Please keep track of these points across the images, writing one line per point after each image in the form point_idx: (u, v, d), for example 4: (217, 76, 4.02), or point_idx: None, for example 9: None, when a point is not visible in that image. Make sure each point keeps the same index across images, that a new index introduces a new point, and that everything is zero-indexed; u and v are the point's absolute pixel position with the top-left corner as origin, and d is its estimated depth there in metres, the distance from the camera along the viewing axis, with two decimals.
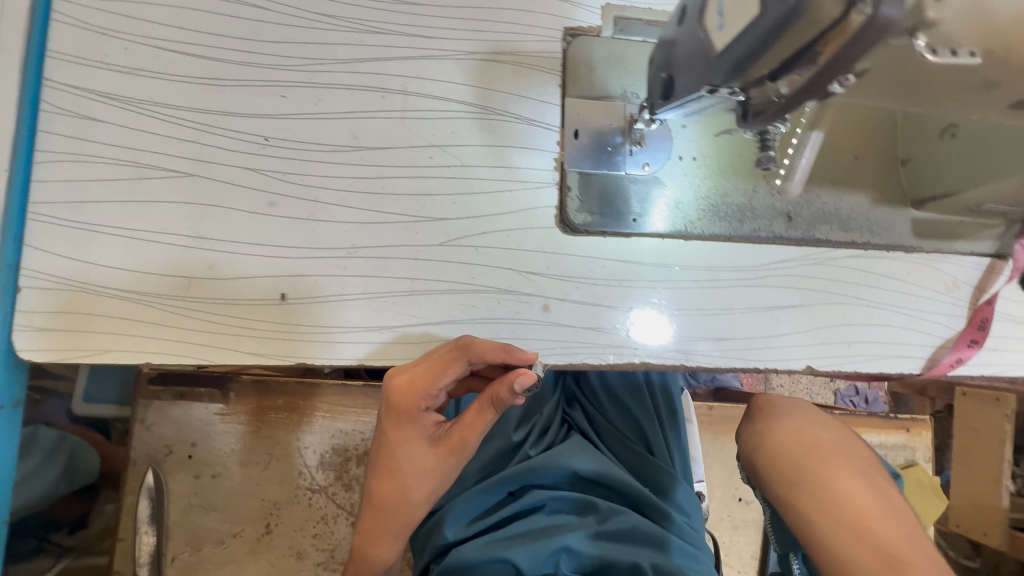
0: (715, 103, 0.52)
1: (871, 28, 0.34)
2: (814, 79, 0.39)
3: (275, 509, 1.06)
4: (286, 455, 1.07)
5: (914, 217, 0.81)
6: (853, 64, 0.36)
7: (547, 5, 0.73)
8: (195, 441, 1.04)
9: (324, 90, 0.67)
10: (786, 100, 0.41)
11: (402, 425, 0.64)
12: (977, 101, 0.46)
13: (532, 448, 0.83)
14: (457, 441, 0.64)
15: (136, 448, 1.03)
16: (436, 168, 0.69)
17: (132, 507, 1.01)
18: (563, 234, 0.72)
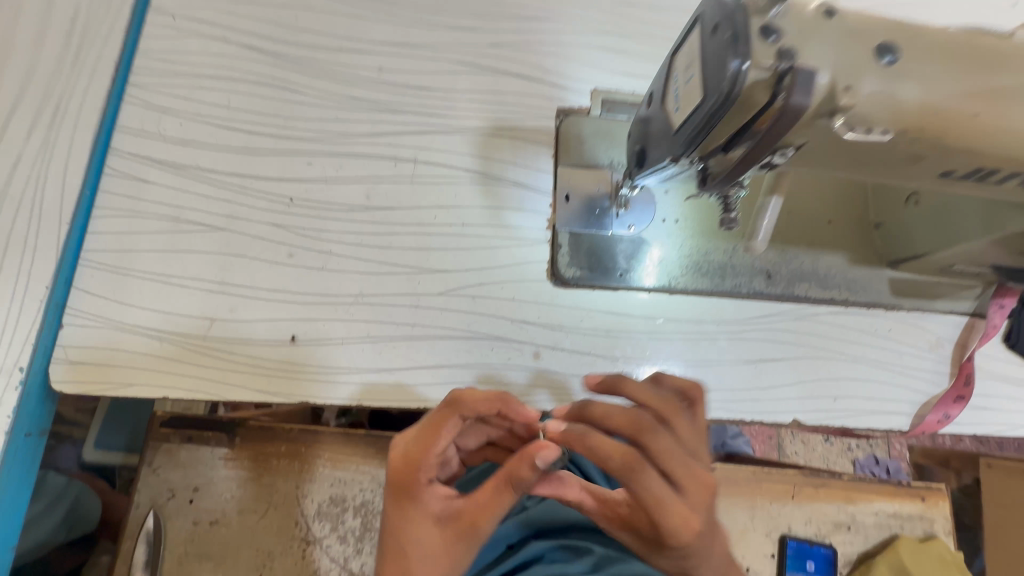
0: (680, 171, 0.60)
1: (787, 114, 0.42)
2: (751, 152, 0.47)
3: (269, 560, 1.06)
4: (284, 504, 1.07)
5: (891, 276, 0.85)
6: (780, 138, 0.45)
7: (542, 91, 0.85)
8: (198, 485, 1.05)
9: (345, 159, 0.77)
10: (735, 166, 0.50)
11: (407, 506, 0.59)
12: (911, 171, 0.52)
13: (529, 499, 0.84)
14: (468, 522, 0.58)
15: (141, 491, 1.05)
16: (440, 225, 0.77)
17: (128, 553, 1.03)
18: (554, 287, 0.78)
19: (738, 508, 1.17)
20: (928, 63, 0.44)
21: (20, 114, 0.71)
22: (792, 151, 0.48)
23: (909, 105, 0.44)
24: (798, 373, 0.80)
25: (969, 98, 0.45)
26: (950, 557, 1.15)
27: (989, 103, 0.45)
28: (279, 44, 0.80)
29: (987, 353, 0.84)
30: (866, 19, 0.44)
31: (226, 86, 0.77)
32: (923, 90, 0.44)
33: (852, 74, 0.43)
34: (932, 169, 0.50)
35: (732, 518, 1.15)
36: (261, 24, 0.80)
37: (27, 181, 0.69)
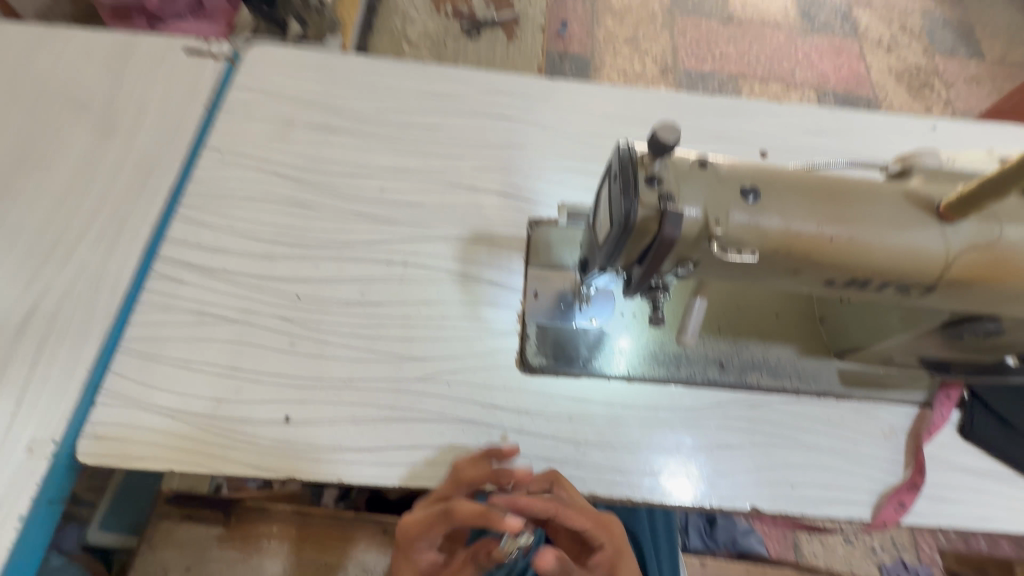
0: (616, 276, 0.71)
1: (664, 240, 0.55)
2: (651, 265, 0.59)
3: None
4: None
5: (840, 366, 0.90)
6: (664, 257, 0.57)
7: (516, 205, 1.01)
8: (190, 565, 1.09)
9: (347, 262, 0.92)
10: (643, 275, 0.61)
11: (408, 558, 0.75)
12: (798, 280, 0.62)
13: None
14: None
15: (136, 569, 1.09)
16: (422, 318, 0.89)
17: None
18: (522, 374, 0.87)
19: None
20: (786, 200, 0.57)
21: (92, 230, 0.89)
22: (689, 266, 0.60)
23: (770, 231, 0.56)
24: (755, 460, 0.85)
25: (825, 226, 0.57)
26: None
27: (843, 229, 0.57)
28: (302, 171, 0.99)
29: (943, 443, 0.88)
30: (733, 168, 0.58)
31: (256, 205, 0.95)
32: (782, 221, 0.56)
33: (720, 210, 0.56)
34: (813, 278, 0.60)
35: None
36: (289, 156, 1.00)
37: (88, 282, 0.85)
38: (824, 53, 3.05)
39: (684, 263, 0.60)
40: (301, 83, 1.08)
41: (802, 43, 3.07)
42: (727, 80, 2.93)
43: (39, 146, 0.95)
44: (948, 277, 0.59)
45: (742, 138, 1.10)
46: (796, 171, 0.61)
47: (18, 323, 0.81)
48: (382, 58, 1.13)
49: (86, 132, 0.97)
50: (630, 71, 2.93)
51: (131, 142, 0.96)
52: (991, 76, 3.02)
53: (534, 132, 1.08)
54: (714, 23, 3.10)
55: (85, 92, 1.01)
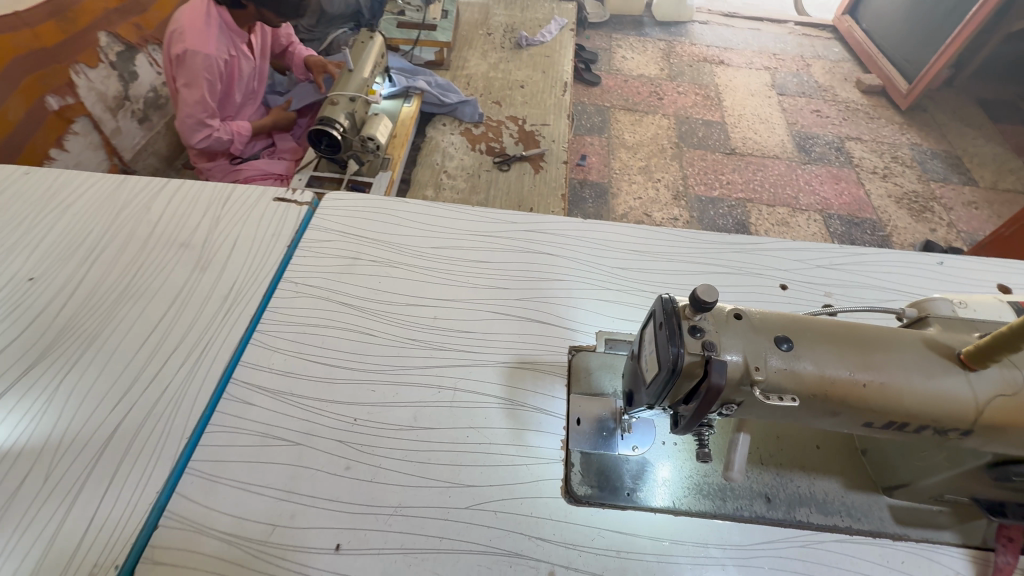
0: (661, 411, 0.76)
1: (710, 389, 0.60)
2: (697, 409, 0.64)
3: None
4: None
5: (889, 503, 0.90)
6: (712, 403, 0.62)
7: (557, 333, 1.09)
8: None
9: (401, 386, 0.99)
10: (689, 416, 0.66)
11: None
12: (839, 421, 0.66)
13: None
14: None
15: None
16: (470, 444, 0.93)
17: None
18: (567, 503, 0.88)
19: None
20: (818, 348, 0.64)
21: (178, 354, 0.99)
22: (733, 405, 0.65)
23: (807, 377, 0.62)
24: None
25: (858, 372, 0.62)
26: None
27: (875, 375, 0.62)
28: (364, 300, 1.11)
29: None
30: (766, 318, 0.66)
31: (322, 330, 1.05)
32: (817, 367, 0.62)
33: (759, 357, 0.62)
34: (852, 420, 0.65)
35: None
36: (354, 287, 1.13)
37: (169, 404, 0.92)
38: (824, 180, 3.33)
39: (727, 404, 0.65)
40: (368, 224, 1.25)
41: (801, 173, 3.37)
42: (735, 205, 3.18)
43: (143, 279, 1.09)
44: (981, 422, 0.63)
45: (762, 271, 1.21)
46: (823, 320, 0.68)
47: (101, 443, 0.88)
48: (437, 202, 1.32)
49: (184, 267, 1.12)
50: (645, 196, 3.22)
51: (222, 275, 1.11)
52: (989, 200, 3.21)
53: (571, 266, 1.20)
54: (718, 156, 3.44)
55: (187, 232, 1.18)
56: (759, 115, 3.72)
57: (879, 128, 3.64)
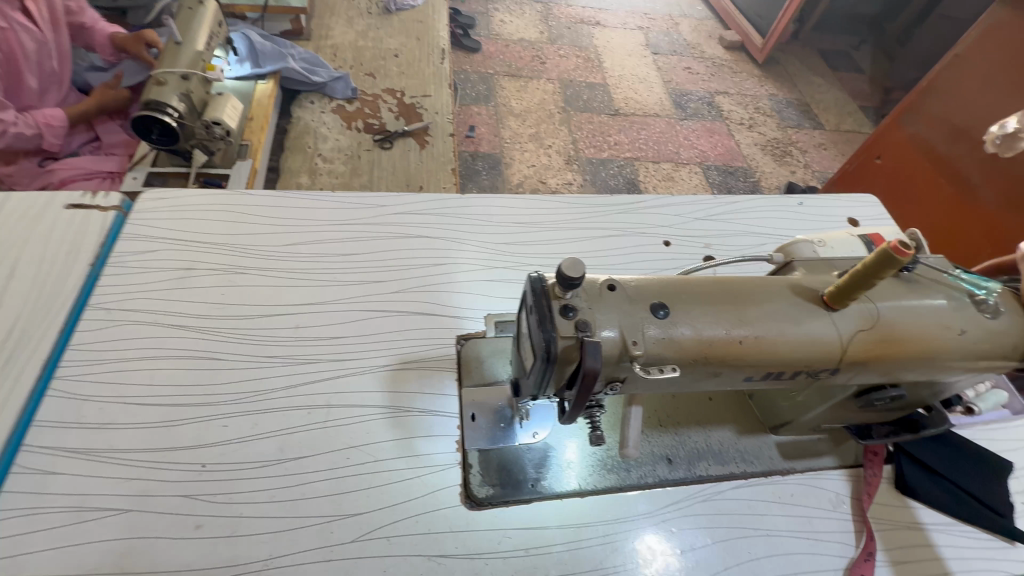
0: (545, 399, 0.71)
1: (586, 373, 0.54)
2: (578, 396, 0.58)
3: None
4: None
5: (776, 441, 0.93)
6: (592, 388, 0.56)
7: (442, 323, 0.99)
8: None
9: (260, 415, 0.83)
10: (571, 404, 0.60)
11: None
12: (723, 381, 0.64)
13: None
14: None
15: None
16: (352, 466, 0.81)
17: None
18: (468, 510, 0.80)
19: None
20: (693, 310, 0.60)
21: None
22: (618, 384, 0.60)
23: (686, 343, 0.58)
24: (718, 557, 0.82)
25: (734, 329, 0.60)
26: None
27: (750, 330, 0.60)
28: (205, 319, 0.92)
29: (885, 502, 0.90)
30: (641, 285, 0.61)
31: (150, 364, 0.86)
32: (695, 331, 0.59)
33: (636, 331, 0.57)
34: (732, 378, 0.63)
35: None
36: (189, 305, 0.93)
37: None
38: (700, 134, 3.52)
39: (614, 383, 0.60)
40: (201, 225, 1.03)
41: (680, 128, 3.53)
42: (624, 164, 3.26)
43: None
44: (845, 361, 0.64)
45: (645, 230, 1.19)
46: (697, 278, 0.65)
47: None
48: (288, 191, 1.13)
49: None
50: (538, 163, 3.18)
51: None
52: (834, 142, 3.61)
53: (451, 247, 1.10)
54: (604, 117, 3.49)
55: None
56: (637, 74, 3.81)
57: (742, 81, 3.91)
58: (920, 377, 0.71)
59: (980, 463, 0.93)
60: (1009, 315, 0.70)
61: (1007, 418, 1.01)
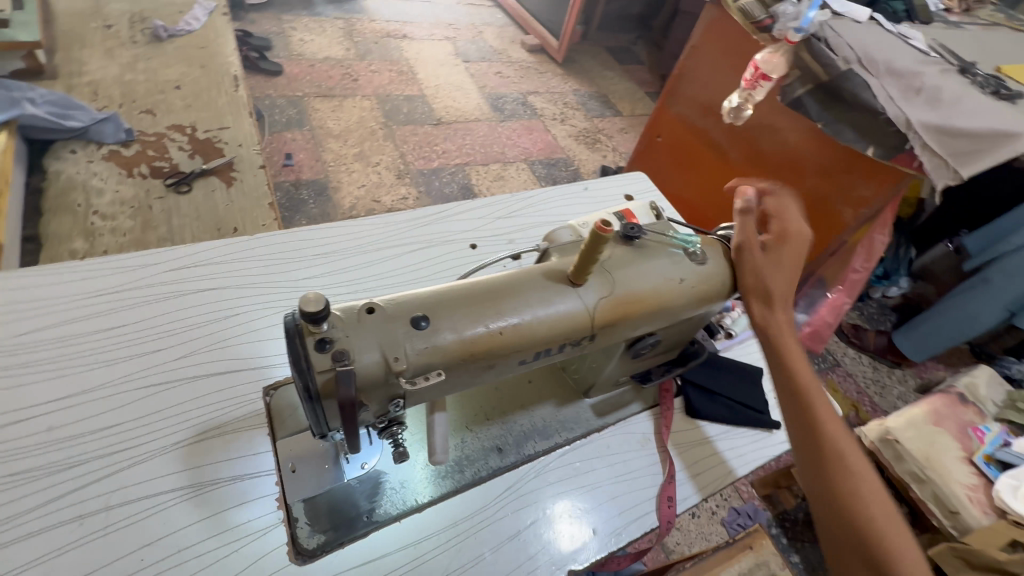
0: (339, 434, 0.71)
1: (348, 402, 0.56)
2: (350, 425, 0.60)
3: None
4: None
5: (590, 403, 1.04)
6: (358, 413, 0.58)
7: (244, 377, 0.92)
8: None
9: (11, 547, 0.69)
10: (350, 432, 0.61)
11: None
12: (501, 369, 0.70)
13: None
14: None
15: None
16: (149, 566, 0.71)
17: None
18: (300, 566, 0.76)
19: None
20: (453, 314, 0.64)
21: None
22: (400, 400, 0.63)
23: (450, 346, 0.62)
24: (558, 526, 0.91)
25: (492, 323, 0.66)
26: None
27: (509, 320, 0.67)
28: None
29: (681, 427, 1.06)
30: (400, 303, 0.63)
31: None
32: (457, 333, 0.63)
33: (398, 347, 0.59)
34: (508, 365, 0.69)
35: None
36: None
37: None
38: (520, 133, 3.76)
39: (391, 401, 0.63)
40: None
41: (501, 129, 3.73)
42: (455, 171, 3.34)
43: None
44: (597, 326, 0.75)
45: (451, 238, 1.24)
46: (460, 283, 0.70)
47: None
48: (18, 270, 0.94)
49: None
50: (368, 182, 3.10)
51: None
52: (632, 125, 4.13)
53: (245, 295, 1.02)
54: (427, 128, 3.53)
55: None
56: (452, 83, 3.93)
57: (548, 80, 4.26)
58: (664, 323, 0.85)
59: (740, 376, 1.16)
60: (713, 259, 0.88)
61: None
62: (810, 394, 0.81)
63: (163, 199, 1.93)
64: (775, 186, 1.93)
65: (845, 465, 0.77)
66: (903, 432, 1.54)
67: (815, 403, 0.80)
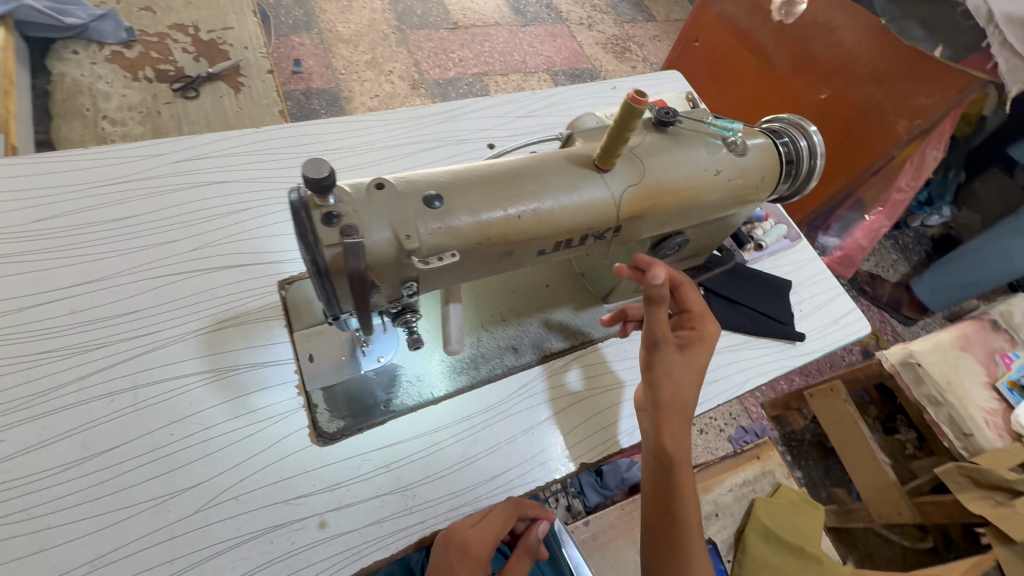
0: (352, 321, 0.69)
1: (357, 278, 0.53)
2: (362, 306, 0.57)
3: None
4: None
5: (609, 308, 1.02)
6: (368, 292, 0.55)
7: (257, 272, 0.90)
8: None
9: (47, 418, 0.72)
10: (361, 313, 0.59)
11: None
12: (518, 259, 0.66)
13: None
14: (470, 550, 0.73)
15: None
16: (178, 441, 0.74)
17: None
18: (322, 448, 0.79)
19: (624, 549, 1.27)
20: (468, 195, 0.60)
21: None
22: (414, 284, 0.60)
23: (465, 229, 0.58)
24: (578, 382, 0.94)
25: (511, 206, 0.61)
26: (796, 496, 1.37)
27: (527, 205, 0.62)
28: None
29: None
30: (411, 181, 0.59)
31: None
32: (472, 215, 0.59)
33: (409, 226, 0.56)
34: (526, 254, 0.65)
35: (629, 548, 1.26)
36: None
37: None
38: (544, 40, 3.46)
39: (405, 284, 0.60)
40: None
41: (523, 35, 3.43)
42: (473, 81, 3.12)
43: None
44: (623, 217, 0.69)
45: (467, 137, 1.16)
46: (476, 165, 0.64)
47: None
48: (23, 157, 0.92)
49: None
50: (382, 93, 2.93)
51: None
52: (666, 32, 3.75)
53: (254, 189, 0.98)
54: (443, 32, 3.27)
55: None
56: None
57: None
58: (695, 221, 0.80)
59: (767, 288, 1.11)
60: (754, 152, 0.79)
61: (789, 246, 1.19)
62: (667, 367, 0.77)
63: (170, 104, 1.83)
64: (825, 93, 1.70)
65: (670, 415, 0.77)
66: (926, 356, 1.46)
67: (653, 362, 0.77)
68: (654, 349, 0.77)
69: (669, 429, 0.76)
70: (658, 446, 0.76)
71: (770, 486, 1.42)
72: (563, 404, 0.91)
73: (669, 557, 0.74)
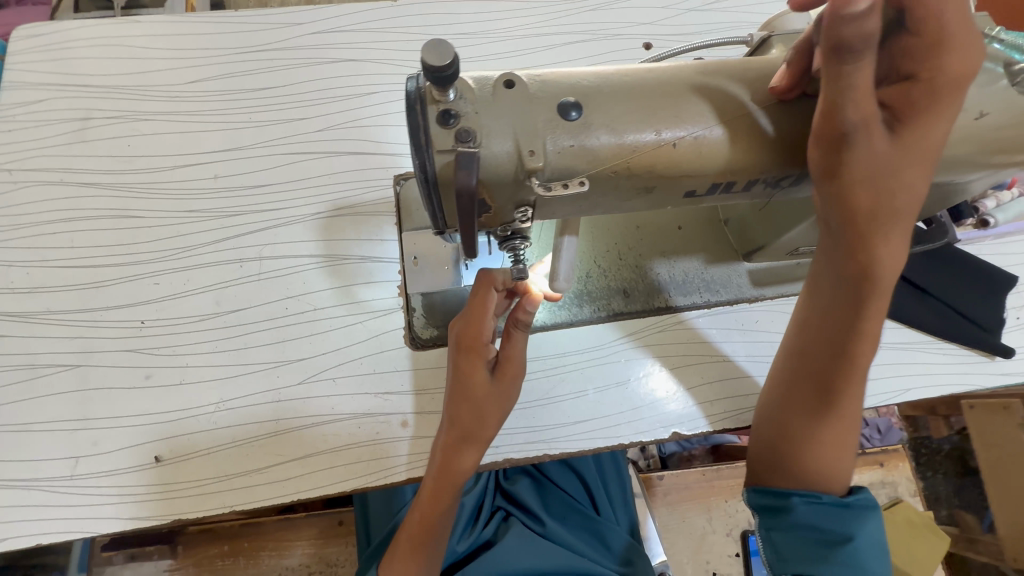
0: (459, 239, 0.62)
1: (463, 196, 0.44)
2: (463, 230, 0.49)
3: (214, 548, 1.12)
4: (248, 547, 1.12)
5: (749, 268, 0.85)
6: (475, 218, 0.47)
7: (376, 162, 0.88)
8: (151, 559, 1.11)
9: (191, 271, 0.80)
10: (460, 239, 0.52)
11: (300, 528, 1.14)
12: (658, 201, 0.53)
13: (506, 505, 1.00)
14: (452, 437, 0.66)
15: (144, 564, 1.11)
16: (291, 316, 0.79)
17: None
18: (414, 351, 0.80)
19: (694, 513, 1.21)
20: (615, 109, 0.47)
21: None
22: (529, 210, 0.51)
23: (602, 151, 0.47)
24: (679, 415, 0.79)
25: (666, 129, 0.47)
26: (916, 519, 1.18)
27: (687, 130, 0.48)
28: (116, 176, 0.84)
29: None
30: (547, 82, 0.47)
31: (67, 226, 0.81)
32: (613, 136, 0.47)
33: (535, 138, 0.45)
34: (672, 193, 0.52)
35: (701, 513, 1.21)
36: (89, 160, 0.84)
37: None
38: None
39: (524, 208, 0.50)
40: (87, 65, 0.89)
41: None
42: None
43: None
44: None
45: (619, 32, 0.97)
46: (634, 68, 0.50)
47: None
48: (182, 15, 0.94)
49: None
50: None
51: None
52: None
53: (381, 73, 0.93)
54: None
55: None
56: None
57: None
58: None
59: (975, 278, 0.85)
60: None
61: None
62: (877, 270, 0.53)
63: None
64: None
65: (862, 341, 0.58)
66: None
67: (855, 286, 0.55)
68: (843, 196, 0.49)
69: (872, 309, 0.56)
70: (849, 276, 0.54)
71: (887, 497, 1.26)
72: (670, 366, 0.81)
73: (818, 392, 0.60)
